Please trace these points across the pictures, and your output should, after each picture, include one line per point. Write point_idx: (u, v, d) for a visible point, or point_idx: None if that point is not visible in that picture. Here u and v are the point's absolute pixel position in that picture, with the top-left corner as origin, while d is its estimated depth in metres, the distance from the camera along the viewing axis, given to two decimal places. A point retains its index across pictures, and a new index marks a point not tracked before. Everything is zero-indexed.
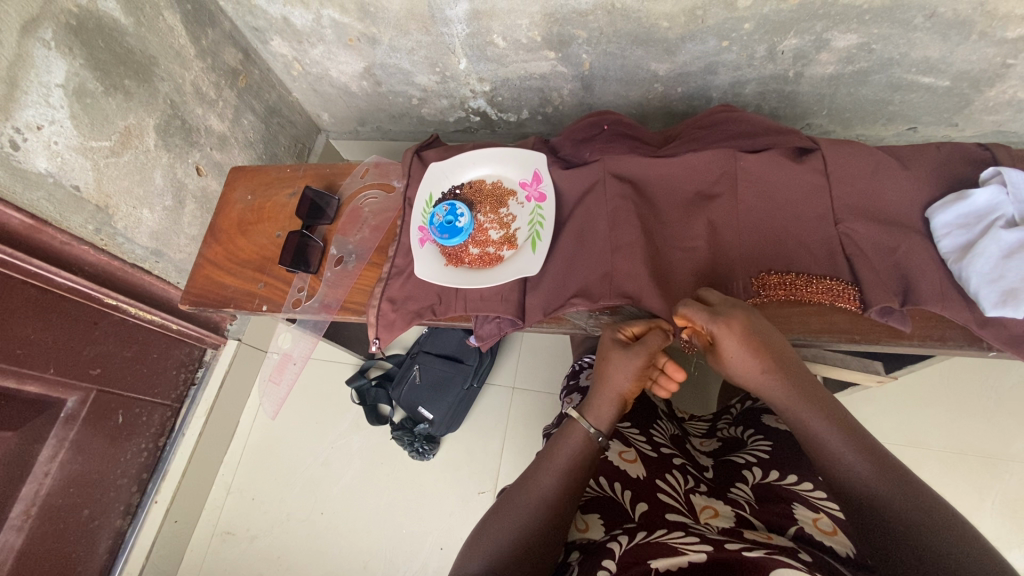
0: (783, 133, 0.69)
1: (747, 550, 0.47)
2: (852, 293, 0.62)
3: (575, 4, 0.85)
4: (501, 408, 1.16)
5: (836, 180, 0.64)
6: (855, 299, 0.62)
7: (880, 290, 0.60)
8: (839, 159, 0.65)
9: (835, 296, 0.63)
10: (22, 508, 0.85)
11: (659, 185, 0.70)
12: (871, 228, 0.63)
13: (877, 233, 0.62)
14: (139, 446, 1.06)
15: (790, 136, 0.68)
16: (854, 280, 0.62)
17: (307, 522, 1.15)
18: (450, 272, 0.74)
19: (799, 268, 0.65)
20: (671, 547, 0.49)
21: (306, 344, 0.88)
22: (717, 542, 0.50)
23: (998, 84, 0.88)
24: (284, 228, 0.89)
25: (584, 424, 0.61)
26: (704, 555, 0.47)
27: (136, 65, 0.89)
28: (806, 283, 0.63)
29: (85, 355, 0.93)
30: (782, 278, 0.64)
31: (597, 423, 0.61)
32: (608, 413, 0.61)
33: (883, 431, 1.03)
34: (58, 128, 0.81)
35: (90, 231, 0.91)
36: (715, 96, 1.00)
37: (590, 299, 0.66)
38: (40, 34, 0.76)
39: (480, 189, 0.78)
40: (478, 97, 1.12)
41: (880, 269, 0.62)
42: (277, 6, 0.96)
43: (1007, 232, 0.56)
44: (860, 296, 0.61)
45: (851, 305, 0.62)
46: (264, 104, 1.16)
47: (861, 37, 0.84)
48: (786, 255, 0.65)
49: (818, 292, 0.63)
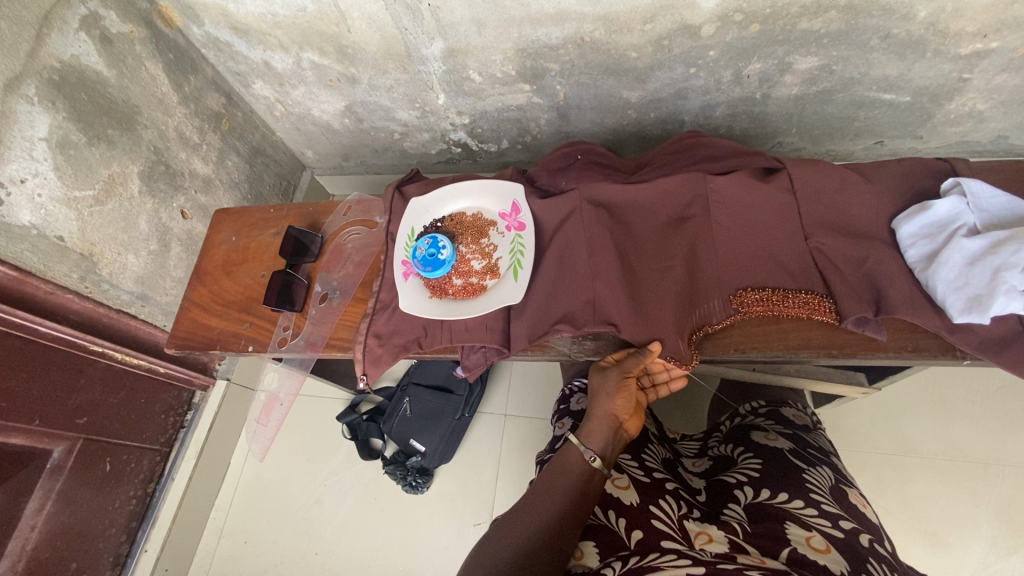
0: (749, 155, 0.72)
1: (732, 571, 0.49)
2: (827, 305, 0.63)
3: (545, 39, 0.88)
4: (495, 436, 1.16)
5: (804, 198, 0.66)
6: (830, 311, 0.63)
7: (853, 302, 0.61)
8: (804, 177, 0.66)
9: (811, 310, 0.64)
10: (7, 564, 0.84)
11: (635, 209, 0.71)
12: (840, 241, 0.64)
13: (846, 246, 0.64)
14: (127, 494, 1.05)
15: (756, 158, 0.70)
16: (828, 292, 0.63)
17: (302, 563, 1.13)
18: (435, 304, 0.75)
19: (773, 284, 0.66)
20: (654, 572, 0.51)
21: (293, 382, 0.88)
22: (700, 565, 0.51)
23: (957, 97, 0.91)
24: (268, 268, 0.89)
25: (579, 446, 0.64)
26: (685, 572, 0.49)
27: (119, 114, 0.91)
28: (782, 299, 0.64)
29: (70, 405, 0.92)
30: (760, 295, 0.65)
31: (594, 444, 0.65)
32: (601, 434, 0.65)
33: (873, 441, 1.03)
34: (42, 181, 0.82)
35: (75, 279, 0.91)
36: (687, 120, 1.03)
37: (574, 325, 0.67)
38: (24, 90, 0.77)
39: (461, 221, 0.79)
40: (458, 130, 1.14)
41: (852, 280, 0.63)
42: (257, 51, 0.98)
43: (966, 239, 0.58)
44: (836, 307, 0.62)
45: (827, 317, 0.63)
46: (248, 145, 1.18)
47: (821, 60, 0.87)
48: (762, 271, 0.66)
49: (795, 307, 0.64)
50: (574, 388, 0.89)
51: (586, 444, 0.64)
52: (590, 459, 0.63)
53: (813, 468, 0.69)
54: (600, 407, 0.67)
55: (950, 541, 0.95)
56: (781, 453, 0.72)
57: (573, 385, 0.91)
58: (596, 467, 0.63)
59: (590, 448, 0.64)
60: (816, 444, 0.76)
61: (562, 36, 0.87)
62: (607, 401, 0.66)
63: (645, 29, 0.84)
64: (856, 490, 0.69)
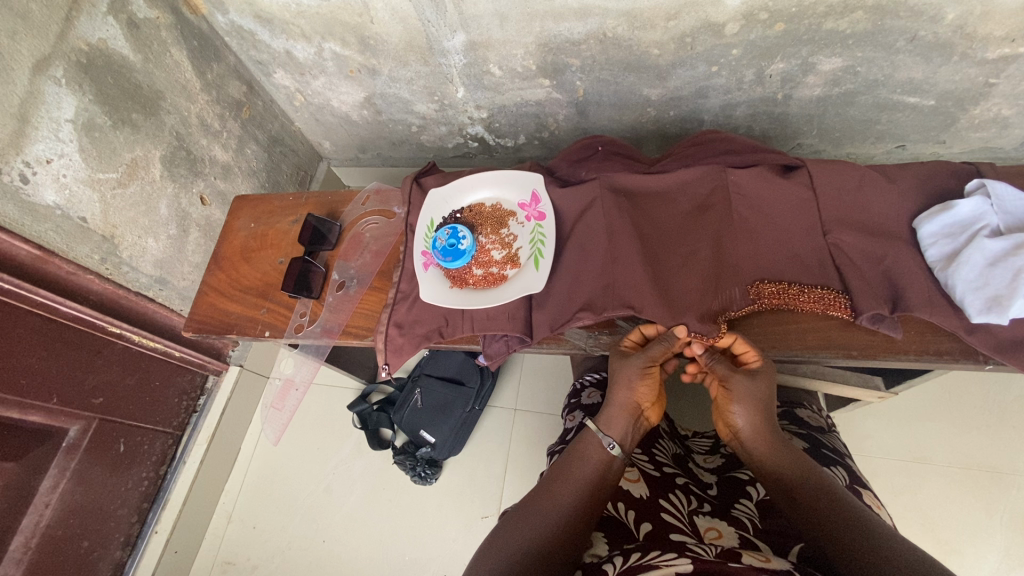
0: (769, 153, 0.72)
1: (732, 561, 0.50)
2: (842, 300, 0.62)
3: (567, 34, 0.88)
4: (503, 431, 1.16)
5: (823, 194, 0.66)
6: (845, 307, 0.62)
7: (869, 298, 0.61)
8: (824, 174, 0.66)
9: (825, 305, 0.63)
10: (22, 540, 0.85)
11: (653, 200, 0.72)
12: (859, 237, 0.64)
13: (864, 243, 0.63)
14: (139, 475, 1.06)
15: (776, 155, 0.70)
16: (845, 288, 0.63)
17: (309, 550, 1.14)
18: (455, 293, 0.74)
19: (791, 278, 0.65)
20: (654, 565, 0.50)
21: (308, 370, 0.89)
22: (697, 558, 0.51)
23: (982, 102, 0.90)
24: (286, 254, 0.90)
25: (598, 432, 0.64)
26: (686, 564, 0.49)
27: (144, 99, 0.92)
28: (798, 293, 0.64)
29: (87, 384, 0.93)
30: (776, 287, 0.65)
31: (613, 432, 0.64)
32: (622, 423, 0.65)
33: (886, 447, 1.02)
34: (67, 162, 0.83)
35: (95, 260, 0.92)
36: (706, 119, 1.03)
37: (594, 312, 0.66)
38: (52, 72, 0.79)
39: (480, 212, 0.79)
40: (476, 124, 1.14)
41: (869, 277, 0.63)
42: (280, 40, 0.99)
43: (989, 240, 0.57)
44: (852, 304, 0.62)
45: (842, 313, 0.62)
46: (267, 134, 1.19)
47: (846, 61, 0.86)
48: (781, 265, 0.66)
49: (810, 302, 0.64)
50: (585, 382, 0.90)
51: (604, 432, 0.64)
52: (608, 447, 0.63)
53: (828, 468, 0.69)
54: (621, 394, 0.65)
55: (962, 550, 0.94)
56: None
57: (585, 380, 0.91)
58: (615, 457, 0.63)
59: (609, 435, 0.64)
60: (830, 445, 0.76)
61: (585, 31, 0.87)
62: (630, 389, 0.65)
63: (668, 26, 0.84)
64: (869, 491, 0.69)
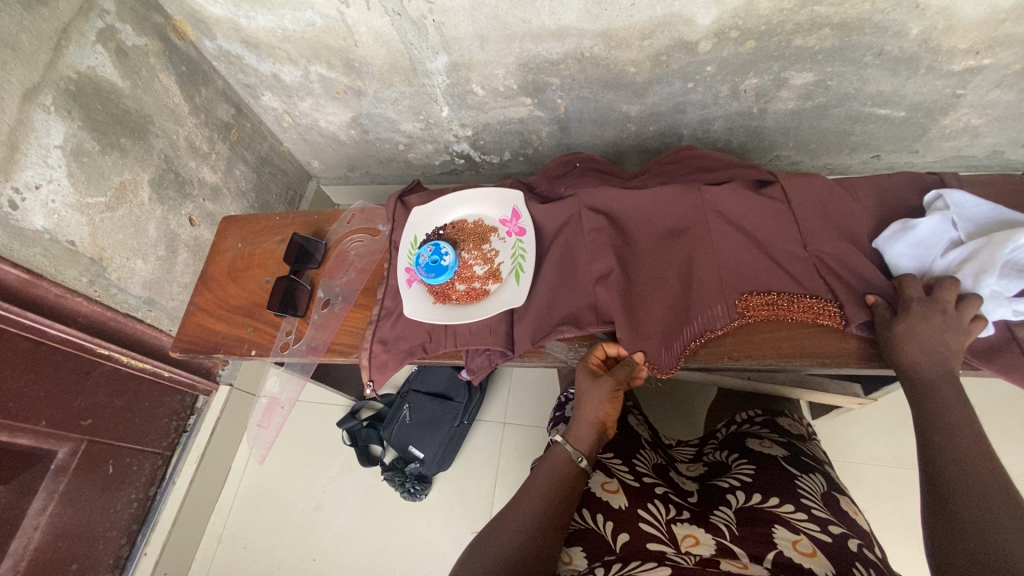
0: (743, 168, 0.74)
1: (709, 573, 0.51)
2: (832, 309, 0.64)
3: (546, 54, 0.91)
4: (492, 444, 1.16)
5: (798, 207, 0.68)
6: (835, 316, 0.63)
7: (856, 308, 0.62)
8: (797, 186, 0.68)
9: (816, 314, 0.64)
10: (9, 564, 0.85)
11: (633, 217, 0.73)
12: (838, 247, 0.65)
13: (845, 252, 0.65)
14: (129, 497, 1.06)
15: (750, 171, 0.73)
16: (833, 297, 0.64)
17: (300, 569, 1.13)
18: (439, 309, 0.75)
19: (777, 287, 0.66)
20: None
21: (294, 388, 0.91)
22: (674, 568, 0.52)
23: (952, 112, 0.93)
24: (272, 274, 0.91)
25: (565, 446, 0.66)
26: None
27: (133, 124, 0.94)
28: (788, 302, 0.65)
29: (76, 407, 0.94)
30: (765, 298, 0.65)
31: (579, 447, 0.66)
32: (589, 438, 0.67)
33: (872, 453, 1.03)
34: (56, 187, 0.84)
35: (84, 283, 0.93)
36: (685, 133, 1.05)
37: (577, 325, 0.68)
38: (41, 100, 0.80)
39: (463, 228, 0.81)
40: (461, 141, 1.16)
41: (856, 286, 0.64)
42: (267, 64, 1.01)
43: (943, 257, 0.59)
44: (841, 312, 0.63)
45: (832, 321, 0.64)
46: (256, 155, 1.21)
47: (816, 75, 0.89)
48: (765, 275, 0.66)
49: (801, 310, 0.65)
50: (567, 396, 0.91)
51: (572, 446, 0.66)
52: (577, 459, 0.65)
53: (806, 476, 0.70)
54: (589, 413, 0.67)
55: None
56: (776, 461, 0.73)
57: (568, 393, 0.92)
58: (582, 467, 0.64)
59: (578, 449, 0.66)
60: (809, 453, 0.77)
61: (562, 51, 0.89)
62: (597, 409, 0.67)
63: (643, 45, 0.87)
64: (847, 497, 0.69)
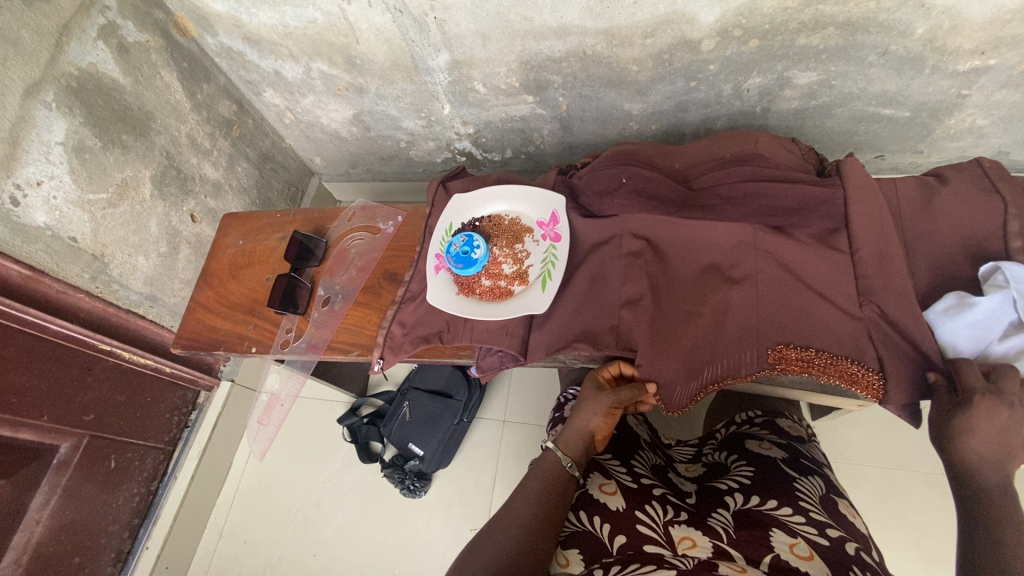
0: (823, 204, 0.66)
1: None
2: (874, 380, 0.59)
3: (548, 52, 0.90)
4: (492, 442, 1.17)
5: (863, 260, 0.62)
6: (875, 388, 0.59)
7: (899, 387, 0.57)
8: (867, 237, 0.62)
9: (852, 382, 0.59)
10: (12, 558, 0.86)
11: (677, 246, 0.69)
12: (898, 312, 0.59)
13: (904, 318, 0.59)
14: (130, 491, 1.07)
15: (823, 211, 0.65)
16: (878, 367, 0.59)
17: (299, 564, 1.14)
18: (461, 300, 0.76)
19: (820, 345, 0.61)
20: None
21: (294, 385, 0.90)
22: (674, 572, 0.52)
23: (956, 113, 0.92)
24: (273, 271, 0.91)
25: (554, 451, 0.68)
26: None
27: (134, 120, 0.94)
28: (825, 363, 0.60)
29: (78, 402, 0.94)
30: (800, 355, 0.61)
31: (568, 452, 0.68)
32: (578, 446, 0.69)
33: (871, 455, 1.03)
34: (58, 183, 0.84)
35: (86, 279, 0.93)
36: (688, 132, 1.04)
37: (593, 346, 0.67)
38: (42, 96, 0.80)
39: (499, 224, 0.80)
40: (463, 139, 1.16)
41: (907, 359, 0.59)
42: (269, 60, 1.01)
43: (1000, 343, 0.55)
44: (882, 387, 0.58)
45: (869, 393, 0.59)
46: (258, 151, 1.21)
47: (820, 75, 0.88)
48: (808, 330, 0.62)
49: (837, 375, 0.60)
50: (567, 396, 0.91)
51: (561, 452, 0.68)
52: (566, 465, 0.66)
53: (804, 477, 0.70)
54: (584, 422, 0.69)
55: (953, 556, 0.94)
56: (775, 463, 0.73)
57: (568, 394, 0.92)
58: (573, 475, 0.66)
59: (566, 455, 0.68)
60: (808, 455, 0.77)
61: (565, 49, 0.89)
62: (591, 421, 0.69)
63: (646, 43, 0.86)
64: (845, 500, 0.69)
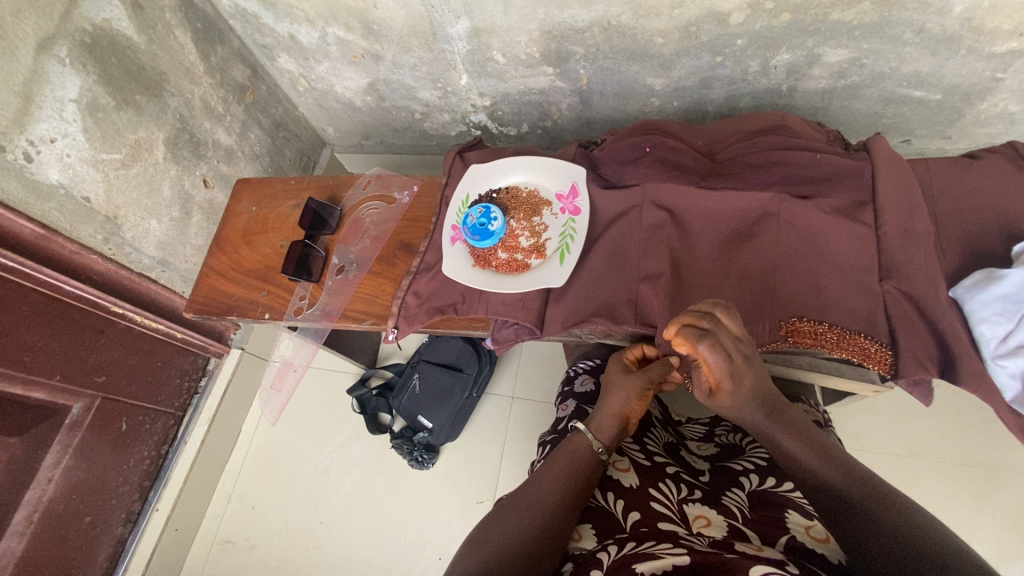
0: (845, 178, 0.66)
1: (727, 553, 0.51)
2: (884, 356, 0.60)
3: (571, 22, 0.88)
4: (500, 418, 1.17)
5: (887, 235, 0.62)
6: (886, 363, 0.59)
7: (913, 362, 0.58)
8: (895, 213, 0.63)
9: (866, 357, 0.60)
10: (25, 514, 0.87)
11: (699, 217, 0.68)
12: (919, 288, 0.60)
13: (924, 295, 0.59)
14: (140, 454, 1.08)
15: (843, 185, 0.66)
16: (890, 343, 0.60)
17: (307, 531, 1.16)
18: (477, 273, 0.75)
19: (834, 320, 0.61)
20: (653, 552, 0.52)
21: (307, 353, 0.90)
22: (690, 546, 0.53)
23: (988, 97, 0.90)
24: (286, 238, 0.90)
25: (587, 434, 0.66)
26: (688, 558, 0.50)
27: (147, 80, 0.92)
28: (838, 338, 0.61)
29: (90, 363, 0.94)
30: (813, 327, 0.61)
31: (601, 436, 0.66)
32: (611, 430, 0.66)
33: (881, 442, 1.03)
34: (71, 141, 0.83)
35: (99, 240, 0.93)
36: (710, 110, 1.02)
37: (612, 320, 0.66)
38: (56, 51, 0.79)
39: (517, 196, 0.79)
40: (479, 112, 1.14)
41: (921, 335, 0.59)
42: (284, 24, 0.99)
43: None
44: (894, 362, 0.59)
45: (881, 368, 0.60)
46: (271, 119, 1.20)
47: (852, 53, 0.86)
48: (826, 305, 0.62)
49: (848, 350, 0.60)
50: (578, 369, 0.90)
51: (595, 436, 0.66)
52: (596, 448, 0.65)
53: None
54: (613, 404, 0.67)
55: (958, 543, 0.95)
56: None
57: (578, 368, 0.91)
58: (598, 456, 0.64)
59: (599, 439, 0.66)
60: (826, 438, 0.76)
61: (589, 19, 0.87)
62: (623, 402, 0.67)
63: (673, 15, 0.84)
64: None
